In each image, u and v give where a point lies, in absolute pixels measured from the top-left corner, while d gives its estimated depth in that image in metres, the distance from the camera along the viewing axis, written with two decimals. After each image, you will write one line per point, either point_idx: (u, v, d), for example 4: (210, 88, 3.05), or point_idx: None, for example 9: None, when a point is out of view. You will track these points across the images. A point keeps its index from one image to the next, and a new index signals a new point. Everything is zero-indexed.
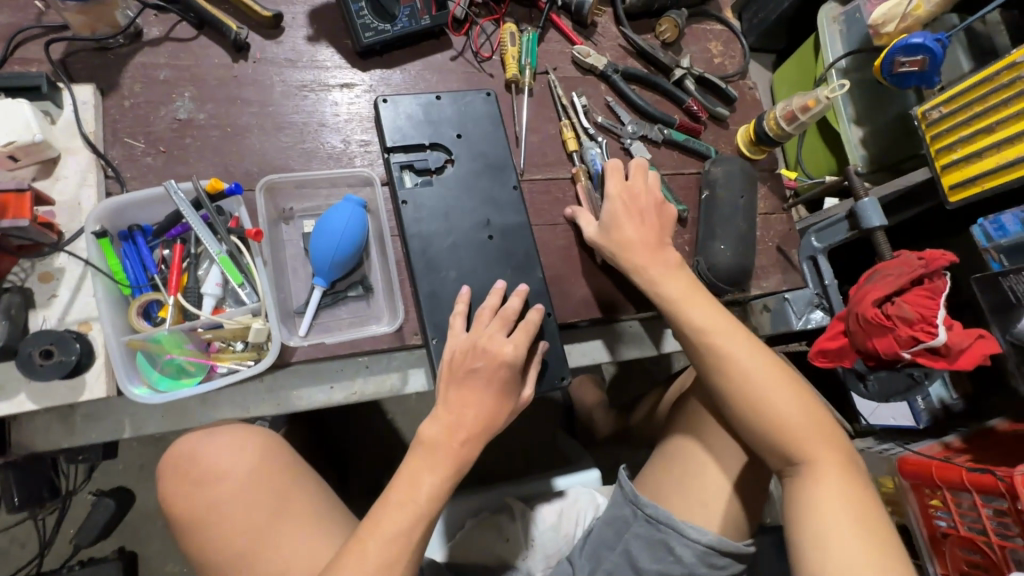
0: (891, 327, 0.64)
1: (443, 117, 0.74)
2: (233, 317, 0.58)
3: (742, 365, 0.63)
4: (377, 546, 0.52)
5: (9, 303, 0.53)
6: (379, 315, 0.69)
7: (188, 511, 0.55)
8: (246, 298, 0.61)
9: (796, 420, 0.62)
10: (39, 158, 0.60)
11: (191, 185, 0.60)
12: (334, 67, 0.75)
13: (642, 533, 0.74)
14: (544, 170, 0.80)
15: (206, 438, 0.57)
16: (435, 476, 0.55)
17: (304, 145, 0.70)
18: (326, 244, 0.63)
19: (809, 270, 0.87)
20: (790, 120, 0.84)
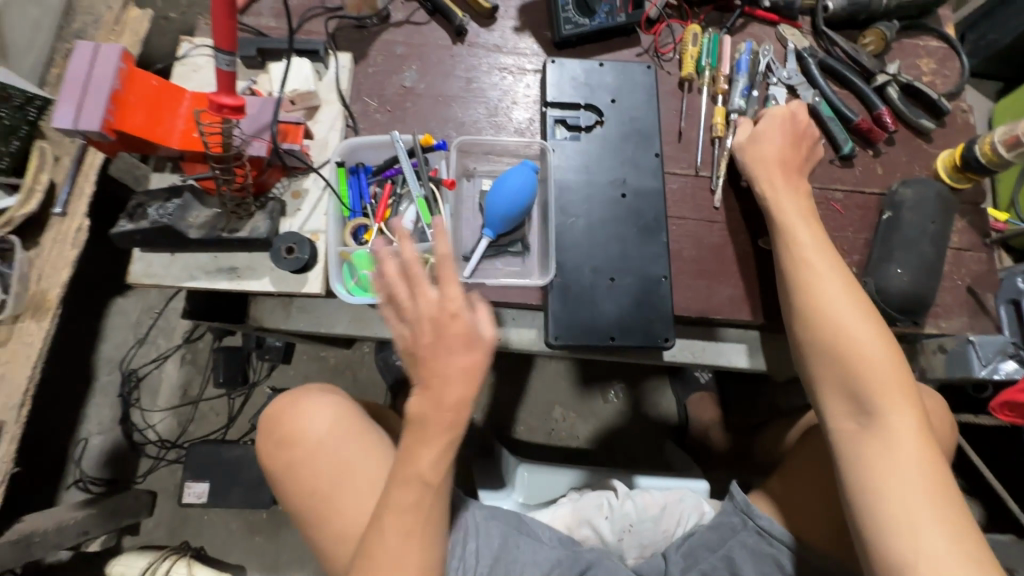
0: None
1: (601, 83, 0.81)
2: (416, 250, 0.70)
3: (817, 279, 0.66)
4: (401, 521, 0.58)
5: (272, 208, 0.70)
6: (530, 272, 0.76)
7: (275, 468, 0.71)
8: (428, 237, 0.72)
9: (869, 353, 0.62)
10: (307, 105, 0.77)
11: (410, 137, 0.73)
12: (532, 54, 0.84)
13: (748, 544, 0.75)
14: (712, 167, 0.81)
15: (303, 401, 0.73)
16: (434, 454, 0.57)
17: (498, 118, 0.81)
18: (498, 201, 0.70)
19: (1007, 314, 0.78)
20: (1012, 145, 0.74)
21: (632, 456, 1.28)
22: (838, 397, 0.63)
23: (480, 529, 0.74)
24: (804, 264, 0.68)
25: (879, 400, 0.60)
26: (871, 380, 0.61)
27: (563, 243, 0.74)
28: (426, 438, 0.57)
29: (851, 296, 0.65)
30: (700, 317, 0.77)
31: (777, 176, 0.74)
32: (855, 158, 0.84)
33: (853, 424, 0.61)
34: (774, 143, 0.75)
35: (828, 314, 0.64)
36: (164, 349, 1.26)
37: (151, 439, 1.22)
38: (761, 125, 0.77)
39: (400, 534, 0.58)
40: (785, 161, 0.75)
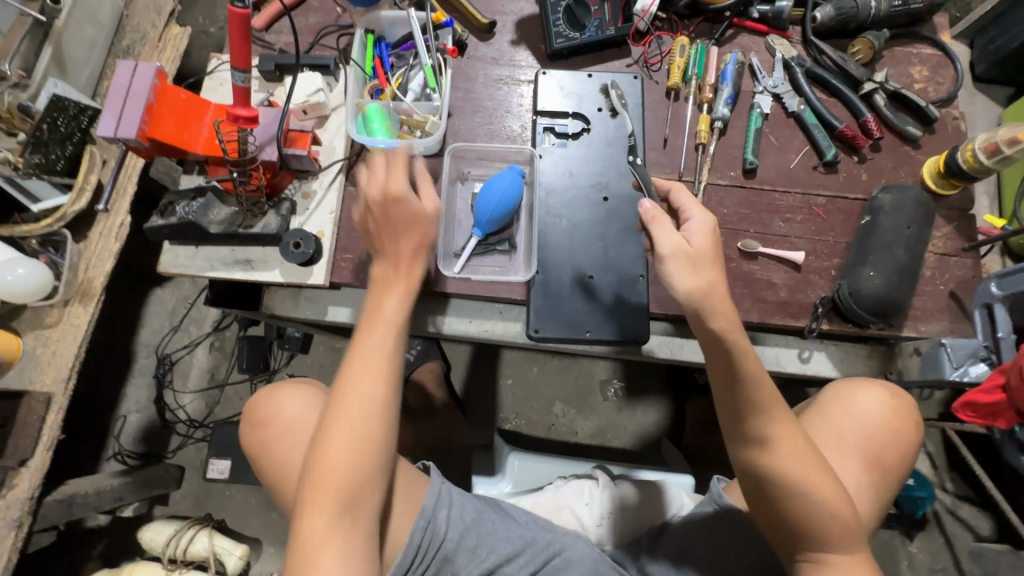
0: None
1: (589, 93, 0.87)
2: (421, 110, 0.83)
3: (761, 430, 0.61)
4: (360, 394, 0.61)
5: (283, 207, 0.78)
6: (517, 268, 0.81)
7: (254, 447, 0.78)
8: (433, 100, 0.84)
9: (826, 506, 0.61)
10: (318, 114, 0.84)
11: (423, 15, 0.85)
12: (527, 66, 0.90)
13: (722, 540, 0.79)
14: (694, 173, 0.85)
15: (280, 391, 0.79)
16: (398, 297, 0.66)
17: (492, 126, 0.87)
18: (489, 201, 0.76)
19: (981, 318, 0.77)
20: (992, 152, 0.76)
21: (629, 453, 1.34)
22: (793, 540, 0.63)
23: (455, 503, 0.80)
24: (748, 415, 0.61)
25: (833, 545, 0.61)
26: (825, 533, 0.61)
27: (547, 242, 0.80)
28: (396, 275, 0.67)
29: (799, 449, 0.61)
30: (677, 317, 0.80)
31: (703, 304, 0.58)
32: (839, 164, 0.86)
33: (809, 563, 0.63)
34: (692, 274, 0.59)
35: (780, 472, 0.61)
36: (195, 336, 1.38)
37: (181, 419, 1.33)
38: (669, 242, 0.60)
39: (366, 392, 0.62)
40: (714, 283, 0.59)
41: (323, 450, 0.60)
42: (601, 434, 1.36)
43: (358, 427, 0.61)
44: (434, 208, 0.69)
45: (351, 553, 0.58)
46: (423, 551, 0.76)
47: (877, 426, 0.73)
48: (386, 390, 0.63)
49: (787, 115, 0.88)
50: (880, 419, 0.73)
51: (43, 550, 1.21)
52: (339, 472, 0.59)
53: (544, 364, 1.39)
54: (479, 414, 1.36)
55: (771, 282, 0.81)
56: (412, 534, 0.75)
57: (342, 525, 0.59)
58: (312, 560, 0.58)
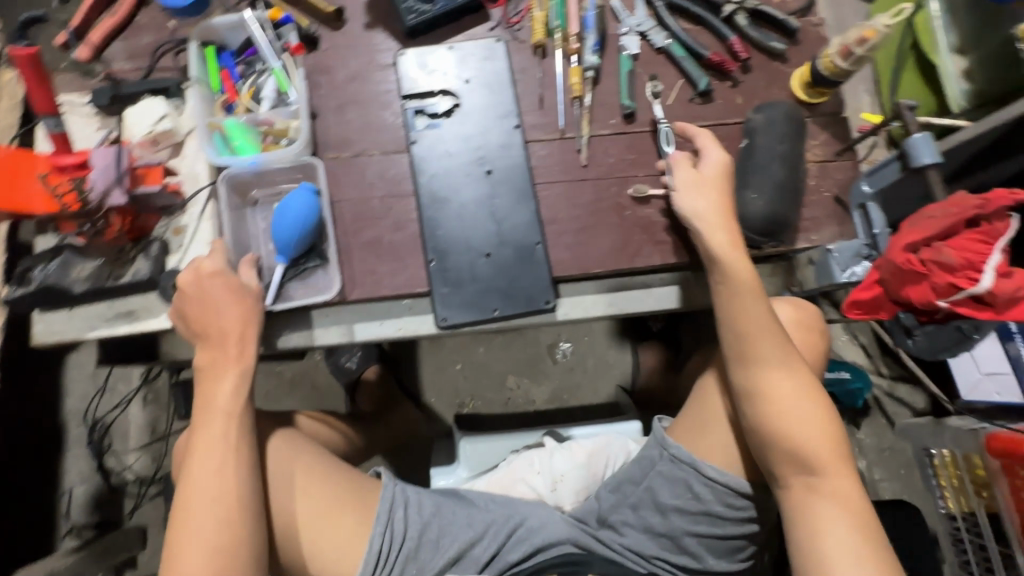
0: (928, 272, 0.60)
1: (454, 66, 0.83)
2: (281, 117, 0.79)
3: (752, 330, 0.71)
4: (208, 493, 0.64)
5: (153, 250, 0.74)
6: (325, 284, 0.78)
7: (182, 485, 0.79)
8: (292, 104, 0.80)
9: (803, 412, 0.69)
10: (171, 142, 0.78)
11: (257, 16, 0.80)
12: (386, 48, 0.85)
13: (664, 472, 0.79)
14: (576, 129, 0.84)
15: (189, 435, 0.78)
16: (229, 387, 0.68)
17: (362, 119, 0.83)
18: (283, 226, 0.74)
19: (859, 220, 0.81)
20: (846, 55, 0.78)
21: (588, 409, 1.37)
22: (781, 454, 0.69)
23: (411, 501, 0.81)
24: (741, 318, 0.72)
25: (818, 446, 0.68)
26: (808, 441, 0.68)
27: (439, 229, 0.78)
28: (217, 360, 0.69)
29: (783, 351, 0.71)
30: (583, 275, 0.81)
31: (716, 219, 0.73)
32: (715, 92, 0.87)
33: (797, 473, 0.69)
34: (702, 199, 0.75)
35: (763, 372, 0.71)
36: (126, 393, 1.31)
37: (130, 479, 1.28)
38: (682, 177, 0.77)
39: (207, 492, 0.64)
40: (724, 208, 0.74)
41: (176, 557, 0.62)
42: (558, 397, 1.38)
43: (208, 529, 0.63)
44: (245, 287, 0.71)
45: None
46: (387, 554, 0.76)
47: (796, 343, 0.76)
48: (235, 485, 0.65)
49: (656, 52, 0.88)
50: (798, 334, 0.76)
51: None
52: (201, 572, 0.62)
53: (490, 343, 1.39)
54: (436, 405, 1.36)
55: (668, 222, 0.82)
56: (370, 539, 0.75)
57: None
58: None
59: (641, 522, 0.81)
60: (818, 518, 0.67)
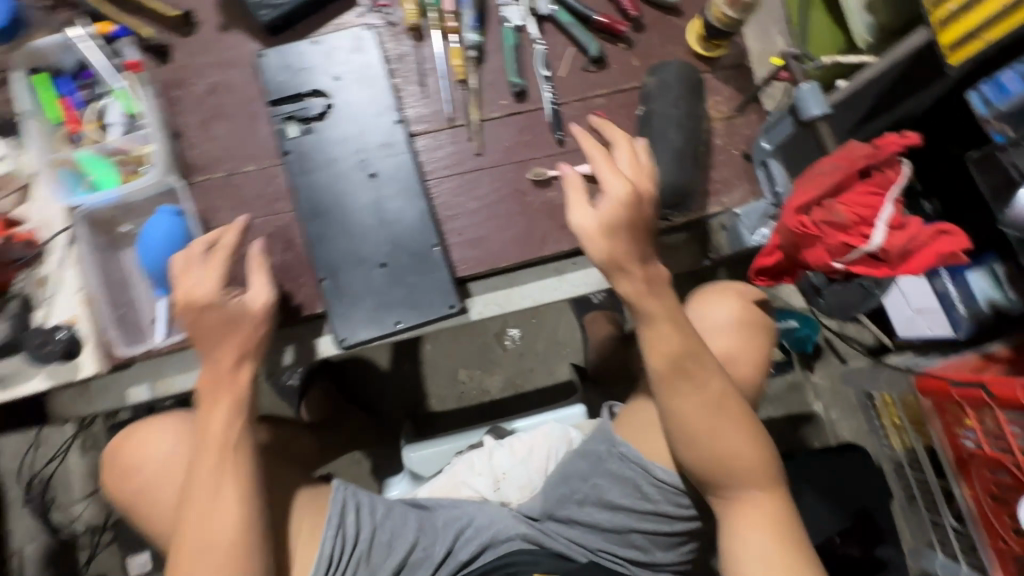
0: (819, 235, 0.58)
1: (322, 62, 0.76)
2: (135, 143, 0.72)
3: (682, 404, 0.64)
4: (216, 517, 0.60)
5: (14, 308, 0.69)
6: None
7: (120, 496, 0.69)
8: (144, 127, 0.73)
9: (739, 452, 0.65)
10: (16, 187, 0.71)
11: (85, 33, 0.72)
12: (247, 50, 0.78)
13: (615, 469, 0.77)
14: (465, 115, 0.79)
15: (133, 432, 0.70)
16: (226, 410, 0.63)
17: (230, 133, 0.76)
18: (151, 255, 0.69)
19: (764, 175, 0.81)
20: (735, 3, 0.73)
21: (543, 391, 1.36)
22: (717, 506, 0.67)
23: (366, 505, 0.77)
24: (669, 403, 0.64)
25: (748, 483, 0.65)
26: (738, 477, 0.65)
27: (327, 244, 0.72)
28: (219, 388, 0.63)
29: (716, 401, 0.64)
30: (490, 271, 0.77)
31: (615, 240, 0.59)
32: (609, 57, 0.81)
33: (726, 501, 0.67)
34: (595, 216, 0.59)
35: (690, 426, 0.64)
36: (62, 442, 1.26)
37: (81, 530, 1.23)
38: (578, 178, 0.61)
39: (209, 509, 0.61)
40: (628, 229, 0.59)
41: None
42: (512, 384, 1.36)
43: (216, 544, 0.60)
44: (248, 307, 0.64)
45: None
46: (341, 559, 0.72)
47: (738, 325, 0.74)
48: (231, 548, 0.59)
49: (541, 21, 0.81)
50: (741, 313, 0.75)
51: None
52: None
53: (436, 339, 1.35)
54: (390, 410, 1.33)
55: (573, 203, 0.78)
56: (322, 543, 0.72)
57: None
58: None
59: (596, 518, 0.78)
60: (745, 541, 0.65)
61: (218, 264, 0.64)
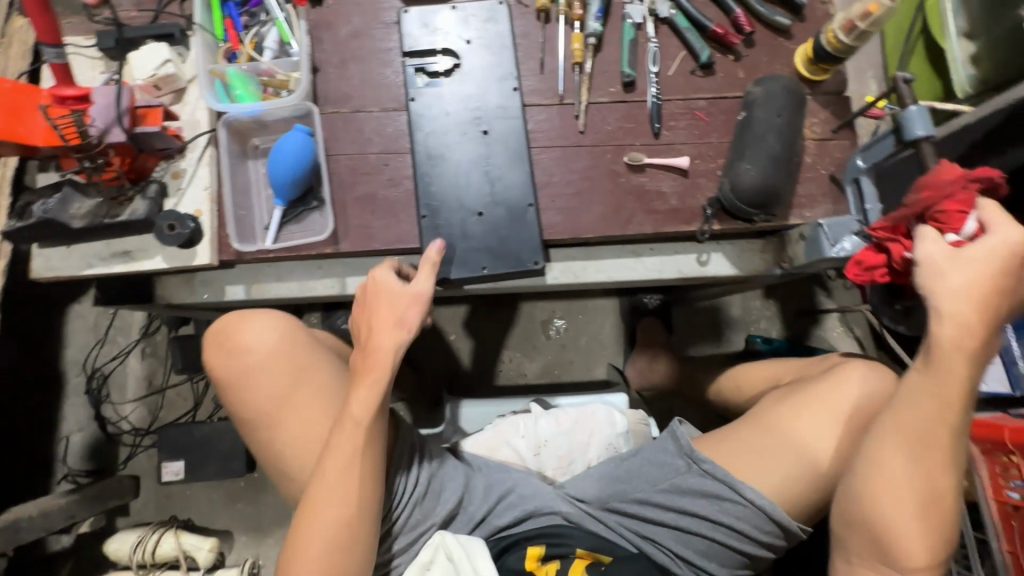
0: (897, 238, 0.63)
1: (457, 26, 0.84)
2: (283, 69, 0.80)
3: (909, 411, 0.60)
4: (345, 448, 0.66)
5: (151, 191, 0.75)
6: (320, 227, 0.80)
7: (225, 373, 0.74)
8: (293, 55, 0.81)
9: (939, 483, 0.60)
10: (174, 88, 0.79)
11: None
12: (391, 5, 0.86)
13: (693, 483, 0.78)
14: (576, 95, 0.84)
15: (246, 320, 0.75)
16: (365, 394, 0.66)
17: (363, 75, 0.83)
18: (279, 166, 0.76)
19: (852, 195, 0.80)
20: (849, 30, 0.77)
21: (578, 385, 1.39)
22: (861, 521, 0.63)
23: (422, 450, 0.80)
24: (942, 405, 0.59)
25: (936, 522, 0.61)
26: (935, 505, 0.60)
27: (433, 187, 0.79)
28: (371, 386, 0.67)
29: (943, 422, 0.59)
30: (574, 240, 0.82)
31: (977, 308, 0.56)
32: (716, 65, 0.86)
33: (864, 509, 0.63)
34: (964, 277, 0.56)
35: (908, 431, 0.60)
36: (125, 345, 1.33)
37: (126, 429, 1.31)
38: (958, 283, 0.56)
39: (343, 449, 0.66)
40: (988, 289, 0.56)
41: (311, 504, 0.66)
42: (550, 372, 1.39)
43: (344, 477, 0.66)
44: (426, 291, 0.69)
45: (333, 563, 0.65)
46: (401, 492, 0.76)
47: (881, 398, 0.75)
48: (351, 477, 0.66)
49: (659, 22, 0.87)
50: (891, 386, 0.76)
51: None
52: (336, 516, 0.65)
53: (485, 315, 1.40)
54: (429, 374, 1.37)
55: (662, 191, 0.83)
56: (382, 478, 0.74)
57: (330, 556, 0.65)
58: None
59: (661, 519, 0.80)
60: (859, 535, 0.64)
61: (427, 275, 0.70)
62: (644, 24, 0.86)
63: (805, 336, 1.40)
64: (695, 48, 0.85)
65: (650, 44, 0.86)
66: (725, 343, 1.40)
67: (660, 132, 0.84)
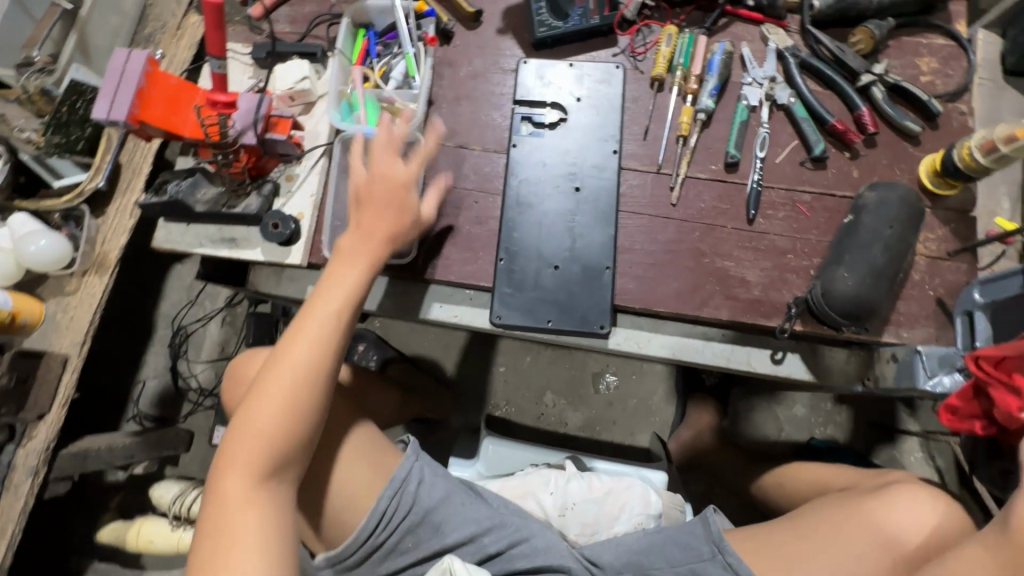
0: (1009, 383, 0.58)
1: (570, 83, 0.87)
2: (402, 98, 0.86)
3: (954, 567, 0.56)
4: (285, 373, 0.64)
5: (266, 190, 0.82)
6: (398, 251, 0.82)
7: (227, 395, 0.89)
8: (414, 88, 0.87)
9: None
10: (306, 100, 0.87)
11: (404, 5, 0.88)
12: (512, 54, 0.90)
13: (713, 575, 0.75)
14: (674, 166, 0.84)
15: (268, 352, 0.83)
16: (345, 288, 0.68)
17: (472, 114, 0.87)
18: None
19: (961, 326, 0.73)
20: (988, 150, 0.72)
21: (617, 447, 1.34)
22: None
23: (426, 481, 0.79)
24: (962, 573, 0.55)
25: None
26: None
27: (515, 232, 0.81)
28: (359, 248, 0.69)
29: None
30: (640, 310, 0.80)
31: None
32: (829, 160, 0.83)
33: None
34: None
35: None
36: (209, 310, 1.46)
37: (192, 387, 1.42)
38: None
39: (296, 368, 0.64)
40: None
41: (253, 413, 0.63)
42: (590, 427, 1.36)
43: (298, 365, 0.64)
44: (409, 216, 0.70)
45: (266, 519, 0.61)
46: (390, 518, 0.77)
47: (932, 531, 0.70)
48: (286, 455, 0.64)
49: (775, 108, 0.86)
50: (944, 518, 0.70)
51: (69, 497, 1.33)
52: (275, 418, 0.63)
53: (537, 354, 1.40)
54: (471, 400, 1.39)
55: (746, 279, 0.80)
56: (379, 499, 0.77)
57: (259, 505, 0.61)
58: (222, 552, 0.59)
59: None
60: None
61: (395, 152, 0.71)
62: (760, 108, 0.85)
63: (877, 452, 1.28)
64: (809, 139, 0.83)
65: (762, 129, 0.84)
66: (783, 440, 1.31)
67: (754, 219, 0.82)
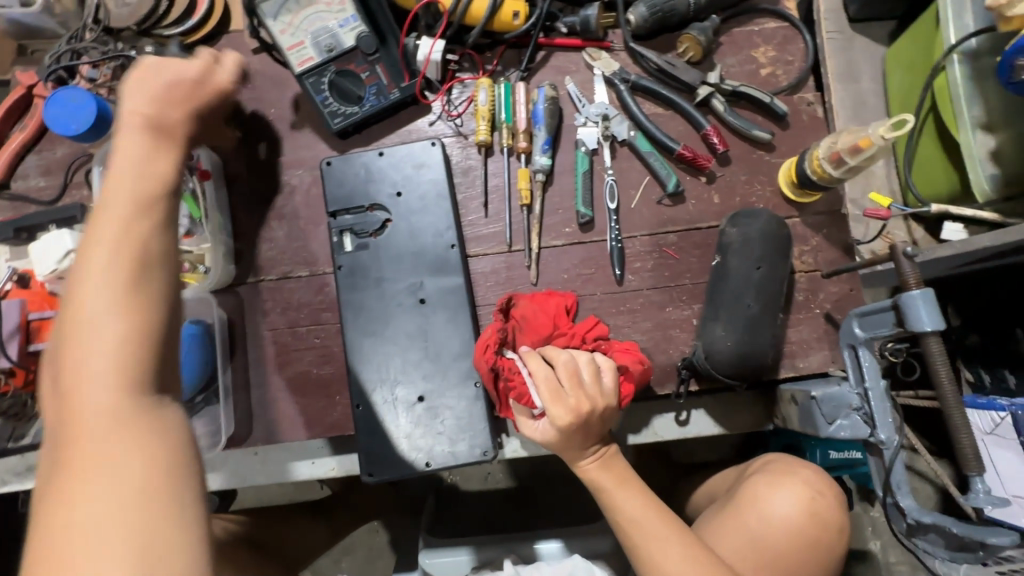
0: None
1: (387, 173, 0.74)
2: (195, 245, 0.72)
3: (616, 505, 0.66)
4: (91, 355, 0.40)
5: None
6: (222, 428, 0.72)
7: None
8: (208, 228, 0.73)
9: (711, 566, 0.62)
10: None
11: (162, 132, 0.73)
12: (315, 151, 0.77)
13: None
14: (525, 239, 0.75)
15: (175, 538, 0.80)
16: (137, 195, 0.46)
17: (288, 237, 0.75)
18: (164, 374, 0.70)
19: (850, 360, 0.62)
20: (837, 162, 0.66)
21: None
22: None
23: None
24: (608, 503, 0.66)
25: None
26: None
27: (364, 369, 0.70)
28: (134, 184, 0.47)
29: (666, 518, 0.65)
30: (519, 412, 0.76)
31: None
32: (686, 190, 0.75)
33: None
34: None
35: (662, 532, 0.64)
36: None
37: None
38: None
39: (99, 383, 0.40)
40: None
41: (77, 390, 0.40)
42: None
43: (108, 340, 0.41)
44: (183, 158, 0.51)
45: (156, 462, 0.39)
46: None
47: (790, 535, 0.67)
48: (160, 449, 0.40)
49: (617, 144, 0.76)
50: (794, 524, 0.67)
51: None
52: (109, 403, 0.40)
53: None
54: None
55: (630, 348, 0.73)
56: None
57: (130, 439, 0.39)
58: (73, 488, 0.37)
59: None
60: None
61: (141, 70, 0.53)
62: (601, 151, 0.76)
63: None
64: (661, 173, 0.74)
65: (608, 174, 0.76)
66: None
67: (623, 278, 0.74)
